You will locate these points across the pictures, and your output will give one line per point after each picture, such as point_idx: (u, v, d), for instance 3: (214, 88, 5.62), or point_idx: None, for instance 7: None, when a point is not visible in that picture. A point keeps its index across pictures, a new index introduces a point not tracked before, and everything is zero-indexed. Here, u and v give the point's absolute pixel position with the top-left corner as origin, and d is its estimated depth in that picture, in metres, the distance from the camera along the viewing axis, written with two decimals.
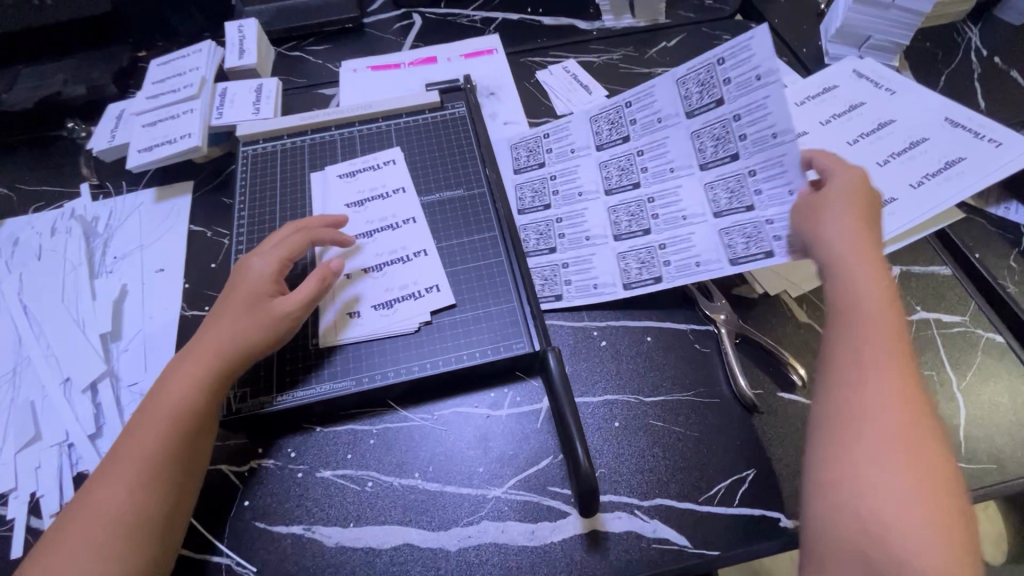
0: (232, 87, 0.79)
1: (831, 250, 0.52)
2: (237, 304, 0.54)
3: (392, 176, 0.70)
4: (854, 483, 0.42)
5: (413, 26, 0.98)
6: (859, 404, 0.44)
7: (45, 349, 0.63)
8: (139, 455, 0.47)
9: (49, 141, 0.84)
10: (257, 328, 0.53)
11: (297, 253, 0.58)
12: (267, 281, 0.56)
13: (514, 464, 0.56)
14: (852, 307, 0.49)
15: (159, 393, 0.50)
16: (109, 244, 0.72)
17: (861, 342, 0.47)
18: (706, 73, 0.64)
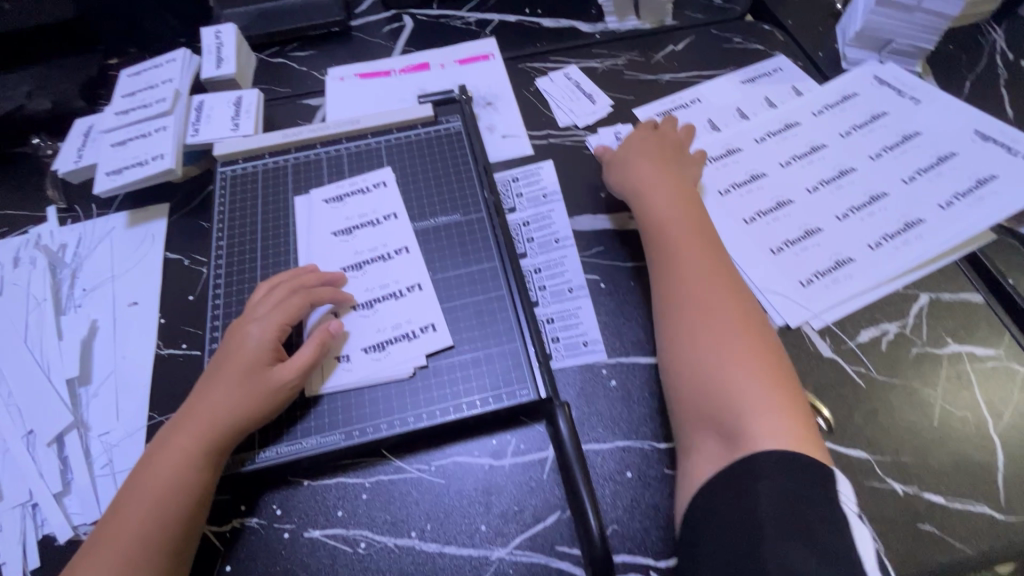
0: (209, 100, 0.74)
1: (641, 204, 0.65)
2: (236, 373, 0.51)
3: (382, 201, 0.65)
4: (695, 373, 0.53)
5: (404, 29, 0.92)
6: (694, 330, 0.54)
7: (7, 396, 0.58)
8: (130, 526, 0.46)
9: (14, 158, 0.79)
10: (254, 400, 0.50)
11: (297, 317, 0.55)
12: (263, 346, 0.52)
13: (519, 521, 0.52)
14: (670, 251, 0.60)
15: (152, 462, 0.48)
16: (77, 274, 0.67)
17: (684, 275, 0.58)
18: (505, 185, 0.72)
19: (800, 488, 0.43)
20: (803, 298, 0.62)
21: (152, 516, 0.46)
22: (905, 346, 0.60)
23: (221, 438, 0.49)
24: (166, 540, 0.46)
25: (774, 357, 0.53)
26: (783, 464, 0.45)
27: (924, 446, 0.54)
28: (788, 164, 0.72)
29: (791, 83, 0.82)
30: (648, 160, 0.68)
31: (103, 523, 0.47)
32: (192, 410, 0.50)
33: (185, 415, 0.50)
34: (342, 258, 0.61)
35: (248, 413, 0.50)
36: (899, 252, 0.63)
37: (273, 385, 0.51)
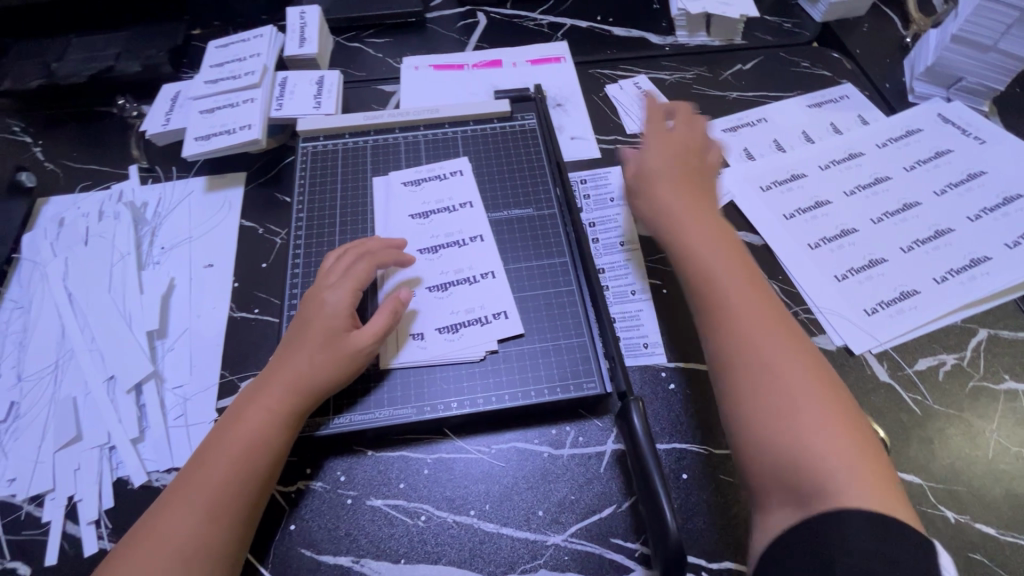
0: (294, 78, 0.77)
1: (669, 232, 0.60)
2: (313, 339, 0.53)
3: (458, 190, 0.67)
4: (757, 420, 0.47)
5: (478, 25, 0.94)
6: (743, 363, 0.50)
7: (89, 341, 0.60)
8: (209, 482, 0.47)
9: (97, 115, 0.81)
10: (338, 366, 0.52)
11: (365, 283, 0.56)
12: (342, 313, 0.54)
13: (575, 511, 0.53)
14: (700, 281, 0.56)
15: (237, 423, 0.50)
16: (157, 233, 0.69)
17: (723, 303, 0.53)
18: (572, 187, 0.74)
19: (888, 538, 0.38)
20: (866, 325, 0.63)
21: (232, 474, 0.48)
22: (962, 378, 0.61)
23: (301, 403, 0.51)
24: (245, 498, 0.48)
25: (838, 397, 0.48)
26: (870, 518, 0.39)
27: (977, 478, 0.55)
28: (853, 192, 0.73)
29: (857, 111, 0.83)
30: (669, 188, 0.63)
31: (181, 476, 0.49)
32: (271, 379, 0.52)
33: (264, 385, 0.52)
34: (419, 240, 0.63)
35: (326, 380, 0.52)
36: (962, 288, 0.65)
37: (354, 352, 0.53)
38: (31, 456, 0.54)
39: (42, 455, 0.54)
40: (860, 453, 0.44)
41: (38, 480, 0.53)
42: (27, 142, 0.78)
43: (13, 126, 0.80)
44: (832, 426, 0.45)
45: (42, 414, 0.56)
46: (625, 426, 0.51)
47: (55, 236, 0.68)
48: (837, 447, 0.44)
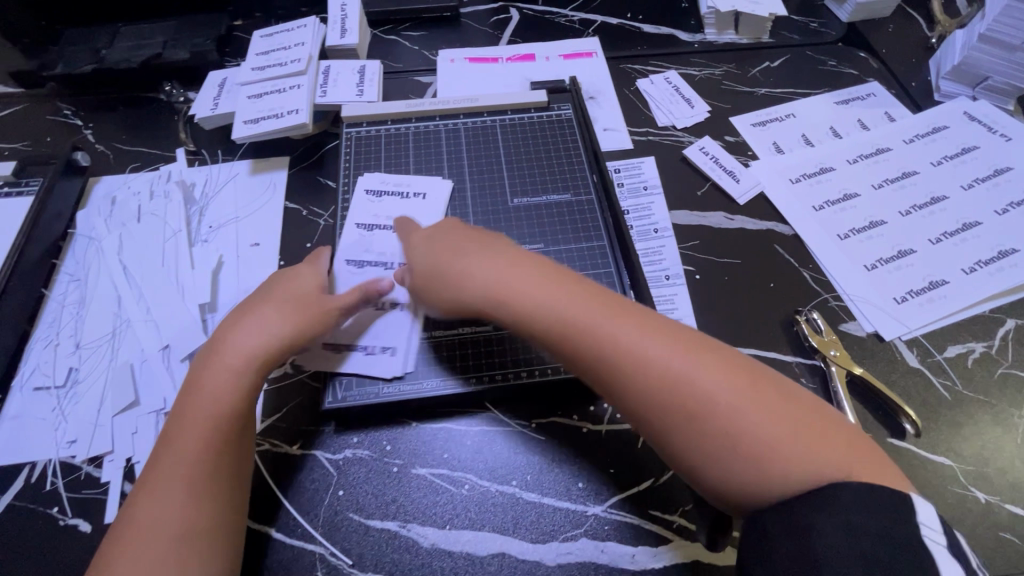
0: (337, 67, 0.79)
1: (500, 305, 0.52)
2: (274, 303, 0.57)
3: (417, 211, 0.66)
4: (717, 448, 0.44)
5: (510, 21, 0.97)
6: (640, 370, 0.47)
7: (145, 313, 0.62)
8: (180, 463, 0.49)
9: (144, 100, 0.84)
10: (294, 322, 0.56)
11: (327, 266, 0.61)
12: (306, 284, 0.59)
13: (614, 483, 0.55)
14: (560, 321, 0.50)
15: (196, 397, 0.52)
16: (205, 212, 0.71)
17: (594, 325, 0.49)
18: None
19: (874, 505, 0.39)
20: (896, 313, 0.65)
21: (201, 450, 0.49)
22: (990, 366, 0.62)
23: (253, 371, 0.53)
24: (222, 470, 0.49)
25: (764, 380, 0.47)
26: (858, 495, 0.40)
27: (1006, 461, 0.57)
28: (881, 186, 0.75)
29: (884, 109, 0.84)
30: (477, 254, 0.56)
31: (150, 464, 0.49)
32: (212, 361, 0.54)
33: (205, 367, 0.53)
34: (359, 252, 0.64)
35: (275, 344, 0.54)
36: (991, 279, 0.66)
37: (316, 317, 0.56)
38: (90, 419, 0.56)
39: (101, 419, 0.57)
40: (786, 412, 0.44)
41: (97, 442, 0.55)
42: (79, 125, 0.81)
43: (64, 110, 0.83)
44: (747, 400, 0.45)
45: (101, 380, 0.59)
46: None
47: (108, 213, 0.70)
48: (759, 420, 0.44)
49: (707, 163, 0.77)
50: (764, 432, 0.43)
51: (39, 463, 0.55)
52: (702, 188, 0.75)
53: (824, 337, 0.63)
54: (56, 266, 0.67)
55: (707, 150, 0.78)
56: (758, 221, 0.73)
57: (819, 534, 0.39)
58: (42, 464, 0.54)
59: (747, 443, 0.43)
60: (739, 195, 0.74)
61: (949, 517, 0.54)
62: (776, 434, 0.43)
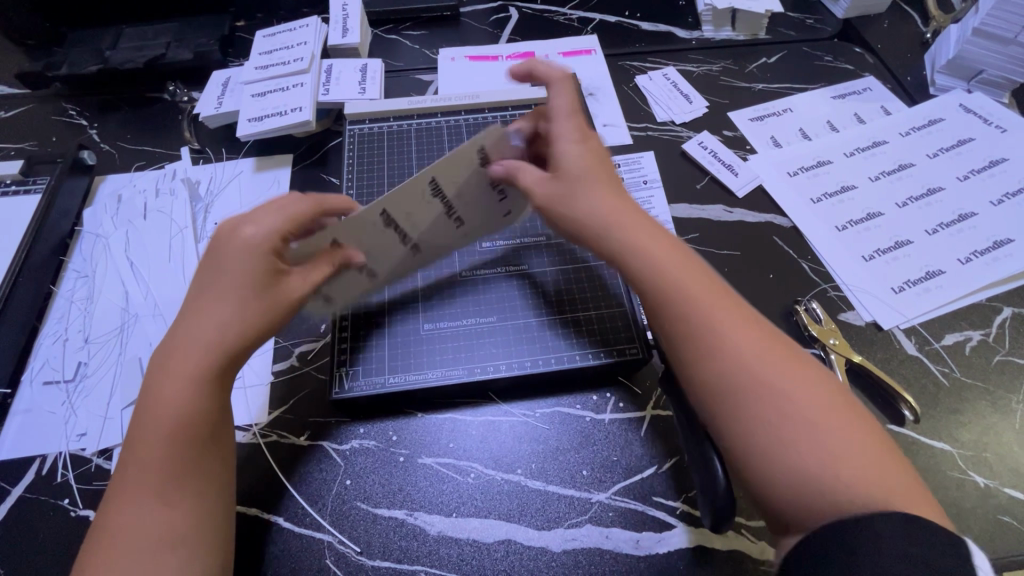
0: (339, 65, 0.80)
1: (625, 243, 0.50)
2: (240, 283, 0.48)
3: (475, 207, 0.58)
4: (773, 437, 0.41)
5: (509, 19, 0.98)
6: (718, 340, 0.45)
7: (152, 308, 0.63)
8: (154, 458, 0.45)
9: (148, 100, 0.85)
10: (263, 309, 0.49)
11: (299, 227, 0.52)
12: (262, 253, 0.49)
13: (618, 471, 0.55)
14: (650, 271, 0.48)
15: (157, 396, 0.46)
16: (210, 209, 0.72)
17: (682, 290, 0.47)
18: None
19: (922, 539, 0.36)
20: (894, 303, 0.66)
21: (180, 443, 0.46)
22: (988, 354, 0.63)
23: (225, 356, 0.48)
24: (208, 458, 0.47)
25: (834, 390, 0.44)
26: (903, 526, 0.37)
27: (1004, 446, 0.57)
28: (878, 178, 0.76)
29: (880, 103, 0.85)
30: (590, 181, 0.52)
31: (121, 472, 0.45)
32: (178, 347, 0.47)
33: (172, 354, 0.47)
34: (401, 208, 0.53)
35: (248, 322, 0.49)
36: (988, 268, 0.67)
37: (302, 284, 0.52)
38: (100, 412, 0.57)
39: (110, 412, 0.57)
40: (850, 426, 0.42)
41: (107, 435, 0.56)
42: (84, 125, 0.82)
43: (69, 110, 0.84)
44: (815, 401, 0.42)
45: (110, 374, 0.59)
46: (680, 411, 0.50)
47: (115, 210, 0.71)
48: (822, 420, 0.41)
49: (707, 158, 0.78)
50: (826, 436, 0.41)
51: (50, 456, 0.55)
52: (701, 182, 0.76)
53: (823, 326, 0.63)
54: (64, 263, 0.67)
55: (705, 145, 0.79)
56: (757, 214, 0.73)
57: (864, 551, 0.36)
58: (53, 457, 0.55)
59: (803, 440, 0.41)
60: (738, 188, 0.75)
61: (948, 501, 0.54)
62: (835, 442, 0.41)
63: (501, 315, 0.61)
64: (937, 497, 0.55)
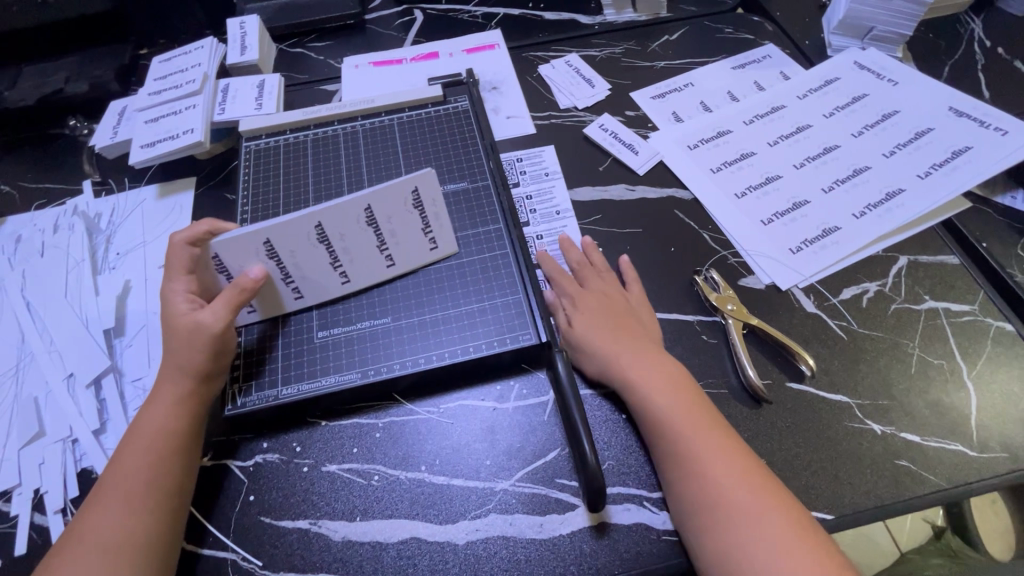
0: (235, 83, 0.80)
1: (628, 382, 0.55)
2: (179, 330, 0.54)
3: (363, 264, 0.60)
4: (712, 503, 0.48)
5: (414, 22, 0.98)
6: (677, 433, 0.52)
7: (49, 345, 0.63)
8: (115, 501, 0.48)
9: (50, 138, 0.84)
10: (195, 349, 0.53)
11: (194, 266, 0.56)
12: (177, 304, 0.55)
13: (521, 457, 0.55)
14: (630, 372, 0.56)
15: (135, 430, 0.51)
16: (112, 239, 0.71)
17: (648, 389, 0.54)
18: (507, 164, 0.77)
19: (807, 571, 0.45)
20: (793, 263, 0.66)
21: (143, 482, 0.49)
22: (885, 303, 0.64)
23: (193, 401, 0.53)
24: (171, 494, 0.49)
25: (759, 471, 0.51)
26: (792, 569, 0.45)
27: (902, 392, 0.58)
28: (776, 142, 0.77)
29: (778, 69, 0.86)
30: (605, 335, 0.59)
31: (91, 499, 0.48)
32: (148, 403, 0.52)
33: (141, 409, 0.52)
34: (289, 244, 0.56)
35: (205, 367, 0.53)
36: (882, 219, 0.68)
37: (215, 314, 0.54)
38: None
39: (8, 454, 0.57)
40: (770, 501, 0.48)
41: (5, 477, 0.55)
42: None
43: None
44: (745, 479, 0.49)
45: (7, 416, 0.59)
46: (553, 375, 0.57)
47: (13, 251, 0.71)
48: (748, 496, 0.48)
49: (607, 140, 0.78)
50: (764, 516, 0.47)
51: None
52: (603, 164, 0.77)
53: (721, 293, 0.64)
54: None
55: (606, 127, 0.80)
56: (658, 190, 0.74)
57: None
58: None
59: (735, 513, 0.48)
60: (638, 166, 0.76)
61: (846, 453, 0.55)
62: (763, 522, 0.47)
63: (395, 315, 0.61)
64: (837, 450, 0.55)
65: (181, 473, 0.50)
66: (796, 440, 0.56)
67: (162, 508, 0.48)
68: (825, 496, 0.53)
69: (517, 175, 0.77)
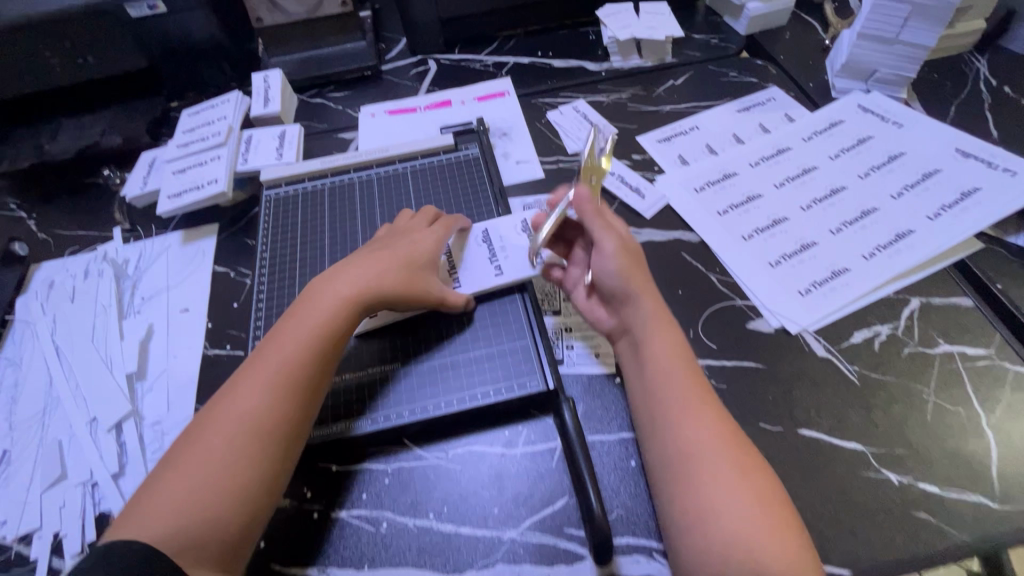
0: (258, 134, 0.84)
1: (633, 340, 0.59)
2: (388, 258, 0.61)
3: (475, 272, 0.66)
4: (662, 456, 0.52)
5: (429, 71, 1.02)
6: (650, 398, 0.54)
7: (74, 389, 0.65)
8: (243, 408, 0.51)
9: (85, 187, 0.89)
10: (389, 278, 0.60)
11: (438, 229, 0.67)
12: (411, 247, 0.63)
13: (529, 504, 0.55)
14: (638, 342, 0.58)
15: (300, 321, 0.56)
16: (137, 285, 0.75)
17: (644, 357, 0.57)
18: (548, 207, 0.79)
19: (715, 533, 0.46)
20: (801, 306, 0.66)
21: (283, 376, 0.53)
22: (897, 347, 0.63)
23: (323, 346, 0.55)
24: (285, 430, 0.52)
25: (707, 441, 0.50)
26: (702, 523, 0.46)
27: (918, 440, 0.57)
28: (782, 184, 0.78)
29: (783, 111, 0.88)
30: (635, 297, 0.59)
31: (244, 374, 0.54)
32: (269, 341, 0.56)
33: (262, 344, 0.56)
34: None
35: (345, 321, 0.57)
36: (891, 261, 0.68)
37: (402, 279, 0.60)
38: (20, 497, 0.59)
39: (30, 497, 0.59)
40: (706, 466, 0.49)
41: (26, 520, 0.57)
42: (24, 217, 0.86)
43: (10, 205, 0.88)
44: (736, 472, 0.48)
45: (32, 459, 0.61)
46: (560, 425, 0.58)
47: (45, 297, 0.74)
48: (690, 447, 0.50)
49: (616, 185, 0.80)
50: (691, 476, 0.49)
51: None
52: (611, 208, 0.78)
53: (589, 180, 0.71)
54: None
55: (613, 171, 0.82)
56: (664, 232, 0.75)
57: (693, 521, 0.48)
58: None
59: (681, 466, 0.49)
60: (645, 210, 0.77)
61: (863, 504, 0.54)
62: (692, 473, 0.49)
63: (404, 360, 0.63)
64: (852, 500, 0.54)
65: (307, 396, 0.54)
66: (808, 489, 0.55)
67: (278, 435, 0.51)
68: (840, 548, 0.52)
69: None
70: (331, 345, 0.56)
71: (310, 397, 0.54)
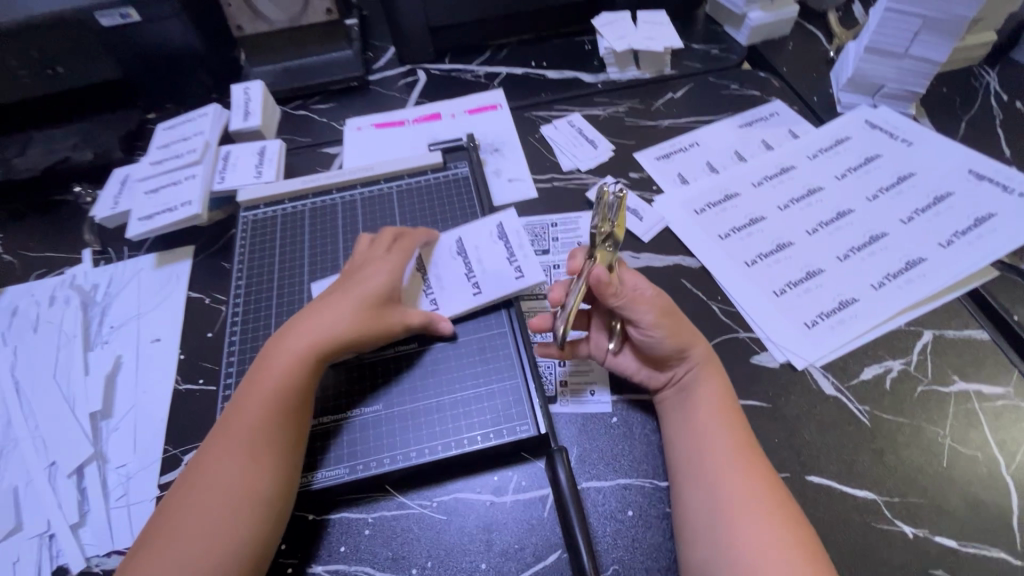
0: (235, 150, 0.80)
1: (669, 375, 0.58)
2: (348, 297, 0.58)
3: (454, 292, 0.64)
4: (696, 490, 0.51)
5: (418, 82, 0.98)
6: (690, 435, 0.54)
7: (35, 429, 0.61)
8: (225, 472, 0.50)
9: (55, 205, 0.85)
10: (349, 319, 0.56)
11: (399, 257, 0.63)
12: (372, 279, 0.60)
13: (519, 559, 0.52)
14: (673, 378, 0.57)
15: (266, 373, 0.54)
16: (106, 312, 0.70)
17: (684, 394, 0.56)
18: (540, 229, 0.75)
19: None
20: (808, 339, 0.63)
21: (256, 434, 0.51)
22: (910, 384, 0.60)
23: (293, 399, 0.53)
24: (270, 488, 0.50)
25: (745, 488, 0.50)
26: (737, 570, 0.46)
27: (934, 488, 0.54)
28: (786, 206, 0.74)
29: (787, 127, 0.84)
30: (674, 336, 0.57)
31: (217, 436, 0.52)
32: (239, 397, 0.54)
33: (233, 403, 0.54)
34: None
35: (311, 370, 0.55)
36: (902, 291, 0.64)
37: (364, 319, 0.57)
38: None
39: None
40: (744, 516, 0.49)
41: None
42: None
43: None
44: (762, 508, 0.49)
45: None
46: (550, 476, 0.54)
47: (8, 326, 0.70)
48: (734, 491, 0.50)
49: None
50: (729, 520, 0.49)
51: None
52: None
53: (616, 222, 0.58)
54: None
55: None
56: (663, 257, 0.72)
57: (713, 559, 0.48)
58: None
59: (715, 509, 0.49)
60: (643, 233, 0.73)
61: (876, 560, 0.50)
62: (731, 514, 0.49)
63: (387, 402, 0.59)
64: (865, 555, 0.51)
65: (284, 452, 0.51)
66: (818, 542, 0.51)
67: (260, 499, 0.49)
68: None
69: (548, 241, 0.74)
70: (300, 393, 0.54)
71: (288, 453, 0.52)
